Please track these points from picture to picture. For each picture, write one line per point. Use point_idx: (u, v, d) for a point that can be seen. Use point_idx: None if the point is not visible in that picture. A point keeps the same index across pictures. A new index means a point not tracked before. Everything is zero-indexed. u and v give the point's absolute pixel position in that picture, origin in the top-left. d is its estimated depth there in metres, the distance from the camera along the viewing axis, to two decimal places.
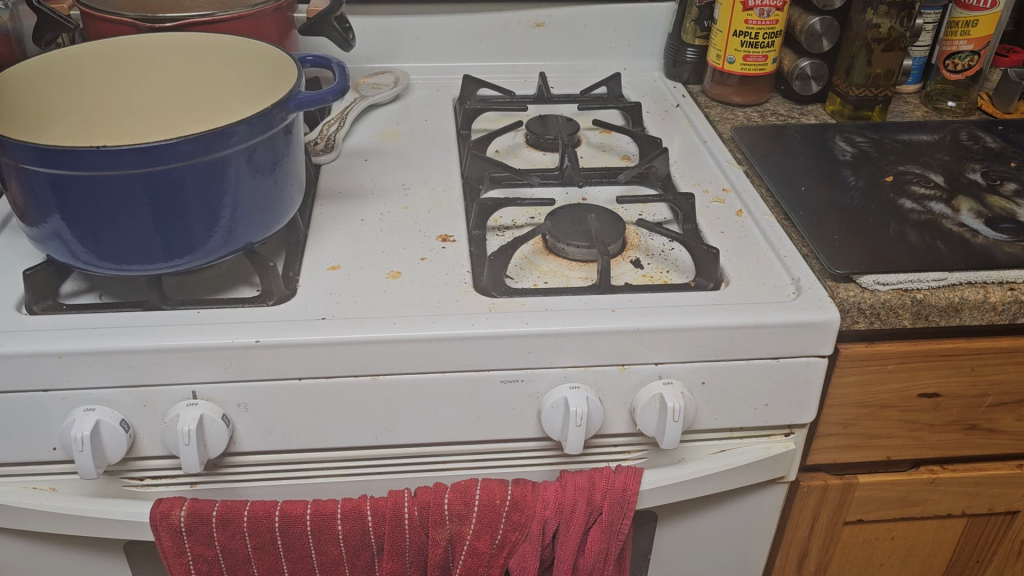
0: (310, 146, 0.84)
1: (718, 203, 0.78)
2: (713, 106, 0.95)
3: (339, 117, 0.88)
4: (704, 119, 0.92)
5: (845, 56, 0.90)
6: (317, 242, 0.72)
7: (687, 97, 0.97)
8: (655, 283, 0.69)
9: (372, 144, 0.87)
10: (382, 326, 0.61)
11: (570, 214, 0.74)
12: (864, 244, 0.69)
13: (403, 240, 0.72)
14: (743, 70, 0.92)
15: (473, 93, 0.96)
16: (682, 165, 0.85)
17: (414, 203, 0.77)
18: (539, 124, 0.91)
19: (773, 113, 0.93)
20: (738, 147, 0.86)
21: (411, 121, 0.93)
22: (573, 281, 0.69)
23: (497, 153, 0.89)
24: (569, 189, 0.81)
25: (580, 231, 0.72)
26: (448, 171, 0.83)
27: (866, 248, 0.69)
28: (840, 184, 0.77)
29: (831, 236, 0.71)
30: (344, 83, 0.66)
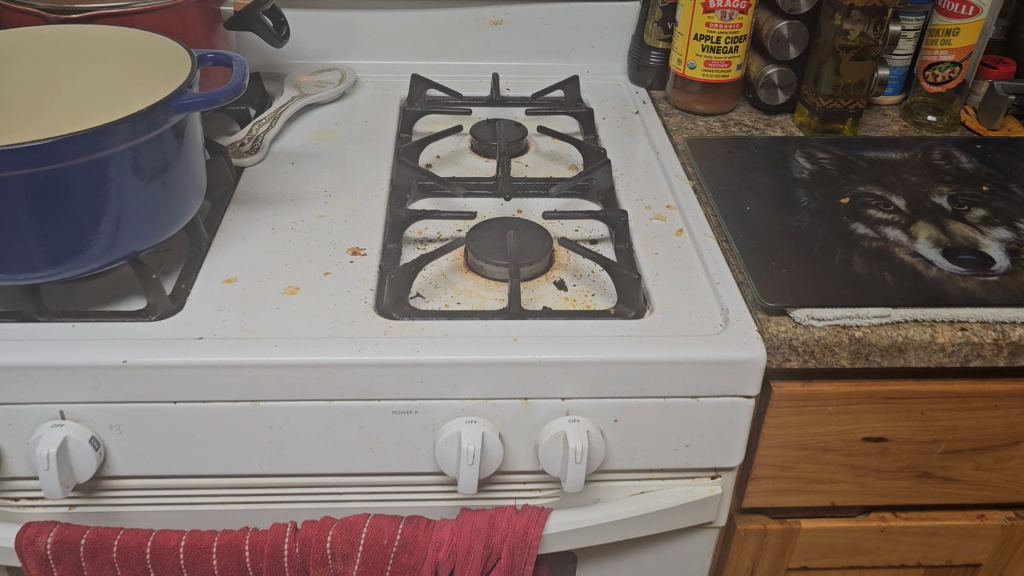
0: (235, 146, 0.79)
1: (658, 221, 0.73)
2: (674, 114, 0.90)
3: (273, 116, 0.84)
4: (662, 128, 0.87)
5: (813, 63, 0.84)
6: (220, 250, 0.67)
7: (649, 104, 0.92)
8: (575, 307, 0.65)
9: (300, 147, 0.82)
10: (262, 350, 0.56)
11: (493, 229, 0.70)
12: (804, 274, 0.63)
13: (311, 252, 0.67)
14: (705, 76, 0.86)
15: (420, 93, 0.91)
16: (628, 178, 0.79)
17: (331, 212, 0.72)
18: (484, 128, 0.86)
19: (737, 124, 0.87)
20: (688, 159, 0.80)
21: (352, 122, 0.88)
22: (488, 302, 0.65)
23: (436, 158, 0.84)
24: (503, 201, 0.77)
25: (502, 247, 0.67)
26: (376, 178, 0.78)
27: (806, 278, 0.63)
28: (791, 205, 0.71)
29: (771, 264, 0.65)
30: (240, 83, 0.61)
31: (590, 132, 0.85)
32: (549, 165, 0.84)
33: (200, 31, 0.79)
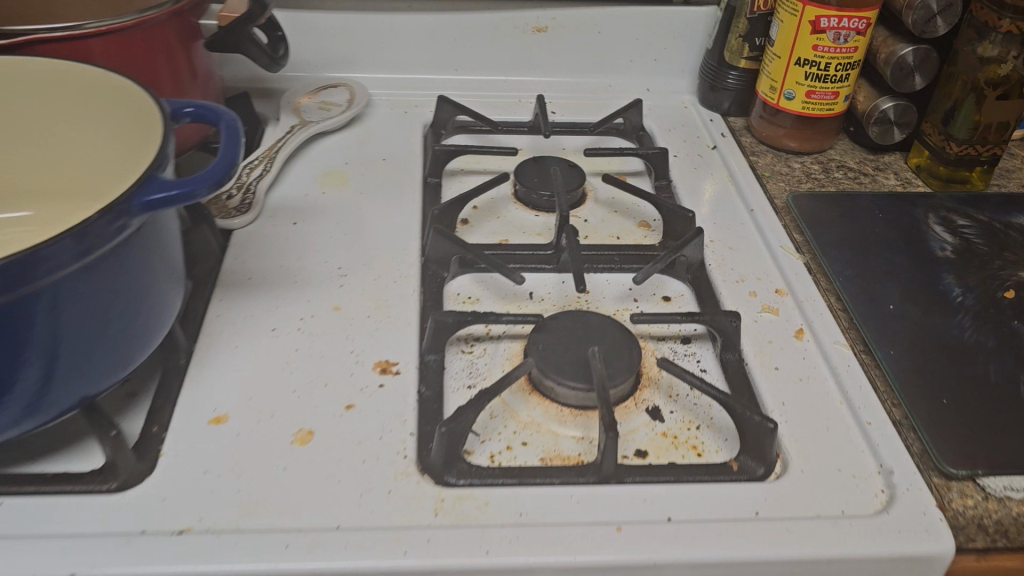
0: (220, 199, 0.62)
1: (769, 314, 0.57)
2: (761, 151, 0.73)
3: (267, 155, 0.66)
4: (749, 172, 0.70)
5: (944, 98, 0.67)
6: (202, 367, 0.51)
7: (728, 137, 0.75)
8: (677, 452, 0.49)
9: (301, 198, 0.65)
10: (267, 552, 0.40)
11: (564, 333, 0.53)
12: (981, 417, 0.48)
13: (326, 369, 0.51)
14: (805, 109, 0.69)
15: (448, 121, 0.74)
16: (719, 246, 0.63)
17: (350, 302, 0.56)
18: (533, 172, 0.69)
19: (839, 167, 0.71)
20: (796, 222, 0.64)
21: (364, 158, 0.71)
22: (564, 445, 0.49)
23: (474, 210, 0.67)
24: (566, 278, 0.61)
25: (579, 364, 0.51)
26: (402, 247, 0.61)
27: (983, 423, 0.48)
28: (941, 300, 0.56)
29: (935, 398, 0.49)
30: (232, 158, 0.44)
31: (662, 179, 0.69)
32: (616, 222, 0.67)
33: (174, 53, 0.61)
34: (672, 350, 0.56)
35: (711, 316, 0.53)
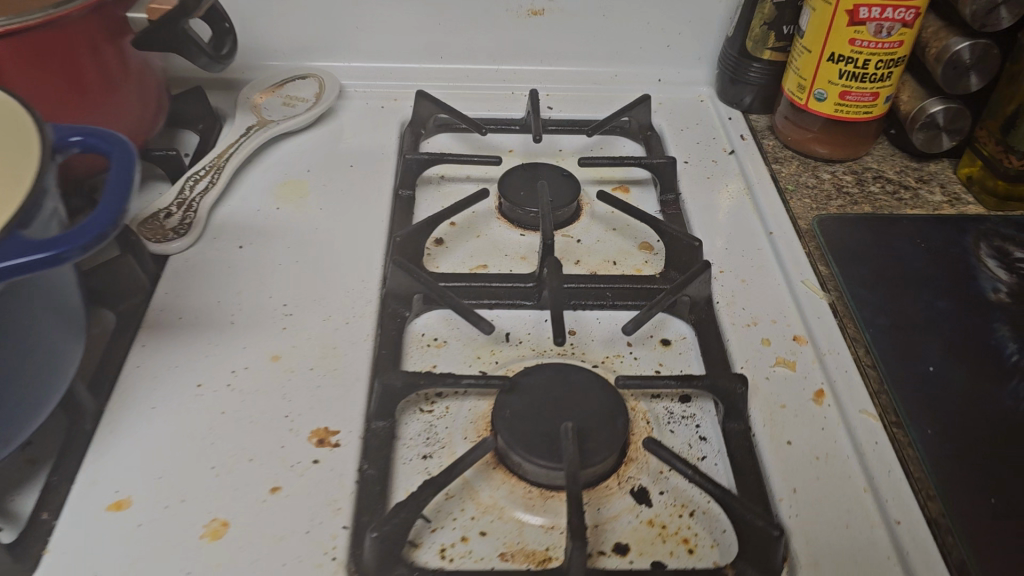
0: (157, 218, 0.54)
1: (784, 370, 0.48)
2: (785, 157, 0.63)
3: (215, 164, 0.58)
4: (770, 183, 0.60)
5: (1005, 103, 0.57)
6: (111, 434, 0.43)
7: (748, 139, 0.65)
8: (662, 547, 0.41)
9: (252, 216, 0.57)
10: None
11: (538, 395, 0.45)
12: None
13: (254, 438, 0.43)
14: (838, 111, 0.59)
15: (429, 118, 0.65)
16: (730, 278, 0.54)
17: (291, 350, 0.48)
18: (519, 182, 0.60)
19: (875, 179, 0.61)
20: (821, 249, 0.54)
21: (329, 162, 0.62)
22: (529, 536, 0.42)
23: (451, 227, 0.59)
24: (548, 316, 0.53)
25: (553, 437, 0.43)
26: (360, 276, 0.53)
27: None
28: (989, 361, 0.46)
29: (977, 497, 0.41)
30: (122, 191, 0.37)
31: (669, 192, 0.60)
32: (612, 244, 0.58)
33: (101, 51, 0.52)
34: (667, 411, 0.48)
35: (712, 379, 0.45)
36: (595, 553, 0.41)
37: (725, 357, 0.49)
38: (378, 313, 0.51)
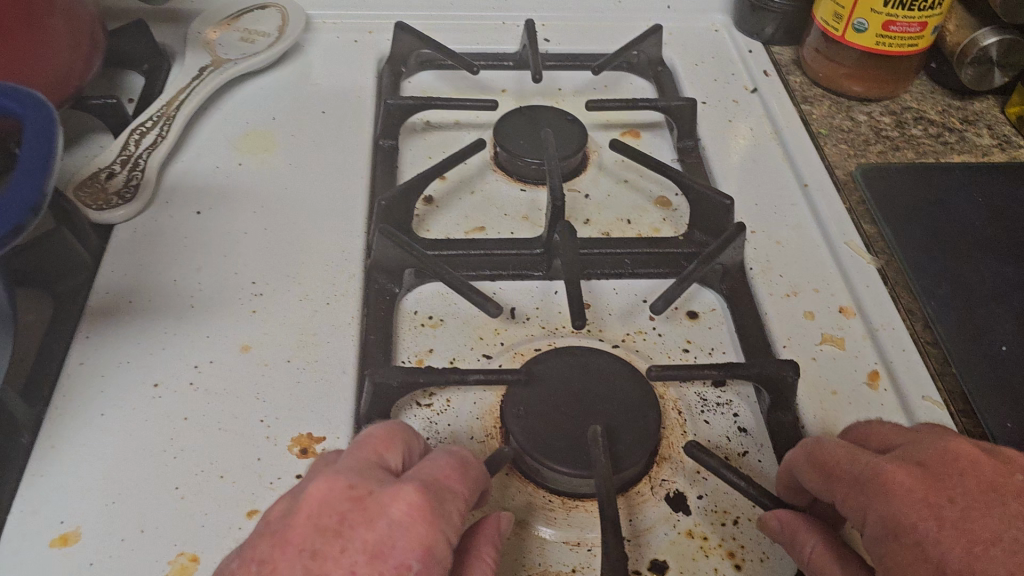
0: (99, 180, 0.46)
1: (832, 349, 0.42)
2: (814, 95, 0.56)
3: (164, 113, 0.50)
4: (800, 126, 0.53)
5: None
6: (53, 450, 0.36)
7: (772, 75, 0.57)
8: (706, 564, 0.36)
9: (211, 175, 0.49)
10: None
11: (556, 387, 0.39)
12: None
13: (225, 448, 0.37)
14: (880, 44, 0.52)
15: (410, 55, 0.57)
16: (763, 239, 0.47)
17: (266, 338, 0.41)
18: (517, 129, 0.53)
19: (916, 120, 0.55)
20: (865, 208, 0.48)
21: (296, 107, 0.54)
22: (552, 556, 0.36)
23: (442, 182, 0.52)
24: (558, 288, 0.46)
25: (576, 439, 0.37)
26: (339, 245, 0.45)
27: None
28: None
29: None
30: (40, 169, 0.29)
31: (688, 138, 0.53)
32: (625, 199, 0.52)
33: None
34: (700, 399, 0.42)
35: (759, 366, 0.39)
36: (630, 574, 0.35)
37: (765, 336, 0.42)
38: (363, 290, 0.44)
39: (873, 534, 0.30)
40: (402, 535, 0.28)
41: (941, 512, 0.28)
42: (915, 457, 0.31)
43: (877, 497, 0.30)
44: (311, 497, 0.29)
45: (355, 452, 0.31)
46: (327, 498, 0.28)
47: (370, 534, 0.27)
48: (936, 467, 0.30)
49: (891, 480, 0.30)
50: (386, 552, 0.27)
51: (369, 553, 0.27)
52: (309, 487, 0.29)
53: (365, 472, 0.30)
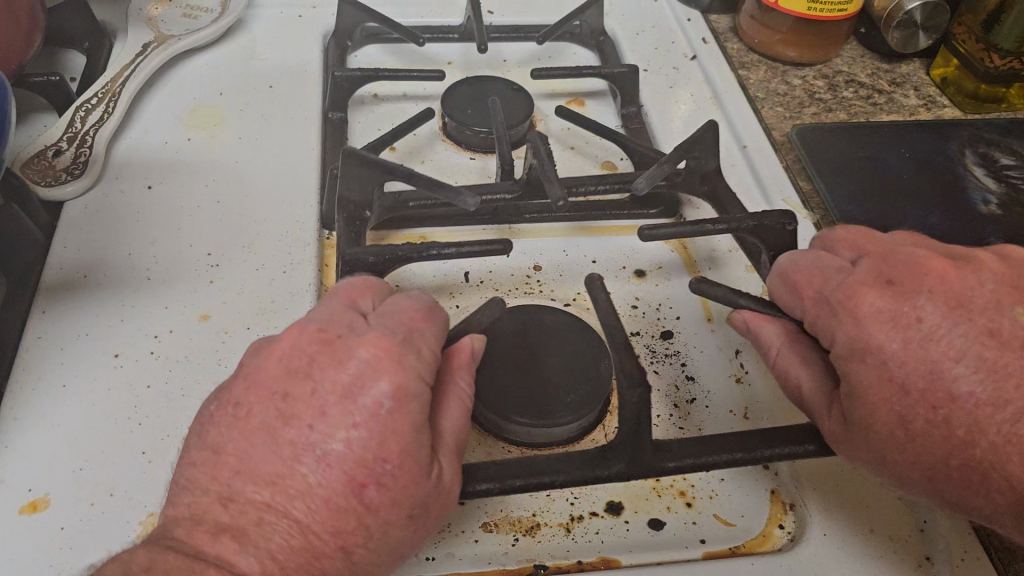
0: (46, 157, 0.46)
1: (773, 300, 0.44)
2: (751, 61, 0.58)
3: (109, 90, 0.50)
4: (738, 90, 0.55)
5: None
6: (15, 422, 0.36)
7: (710, 42, 0.59)
8: (658, 504, 0.38)
9: (160, 151, 0.49)
10: None
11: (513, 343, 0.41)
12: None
13: (189, 414, 0.37)
14: (811, 10, 0.54)
15: (355, 28, 0.57)
16: (705, 198, 0.49)
17: (224, 306, 0.42)
18: (465, 99, 0.53)
19: (847, 83, 0.57)
20: (799, 167, 0.51)
21: (242, 81, 0.54)
22: (513, 503, 0.37)
23: (392, 153, 0.53)
24: (511, 252, 0.48)
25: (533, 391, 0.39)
26: (294, 215, 0.46)
27: None
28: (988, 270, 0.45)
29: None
30: None
31: (632, 105, 0.54)
32: (572, 164, 0.53)
33: None
34: (650, 350, 0.44)
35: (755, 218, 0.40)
36: (585, 518, 0.37)
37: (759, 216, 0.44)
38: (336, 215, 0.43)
39: (841, 351, 0.34)
40: (367, 373, 0.29)
41: (909, 333, 0.32)
42: (895, 270, 0.34)
43: (848, 319, 0.34)
44: (281, 354, 0.31)
45: (331, 301, 0.34)
46: (297, 345, 0.31)
47: (340, 376, 0.29)
48: (905, 284, 0.34)
49: (864, 303, 0.34)
50: (354, 391, 0.29)
51: (338, 393, 0.29)
52: (279, 337, 0.31)
53: (337, 320, 0.32)
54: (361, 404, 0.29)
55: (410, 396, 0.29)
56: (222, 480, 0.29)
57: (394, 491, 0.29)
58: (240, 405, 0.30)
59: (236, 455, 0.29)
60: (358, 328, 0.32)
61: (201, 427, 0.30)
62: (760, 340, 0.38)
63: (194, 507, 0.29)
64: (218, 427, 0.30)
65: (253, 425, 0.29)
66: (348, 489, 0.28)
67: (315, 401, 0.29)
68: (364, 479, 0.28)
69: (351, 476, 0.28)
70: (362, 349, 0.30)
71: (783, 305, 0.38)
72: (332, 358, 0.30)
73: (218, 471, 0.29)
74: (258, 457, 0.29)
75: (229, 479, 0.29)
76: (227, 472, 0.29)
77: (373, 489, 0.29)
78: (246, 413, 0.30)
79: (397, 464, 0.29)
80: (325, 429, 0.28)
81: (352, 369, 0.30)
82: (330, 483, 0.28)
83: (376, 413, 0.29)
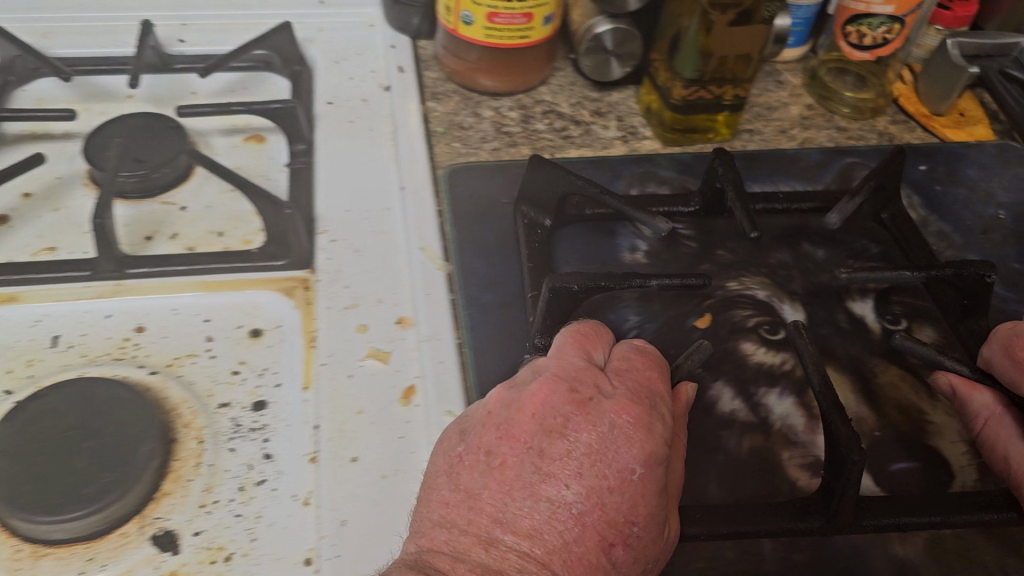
0: None
1: (375, 363, 0.40)
2: (448, 91, 0.54)
3: None
4: (417, 124, 0.51)
5: (670, 19, 0.50)
6: None
7: (407, 71, 0.55)
8: None
9: None
10: None
11: (47, 425, 0.37)
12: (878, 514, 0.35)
13: None
14: (490, 37, 0.50)
15: (15, 61, 0.53)
16: (341, 248, 0.45)
17: None
18: (111, 138, 0.49)
19: (546, 114, 0.53)
20: (452, 210, 0.47)
21: None
22: None
23: (25, 199, 0.48)
24: (112, 312, 0.43)
25: (47, 480, 0.35)
26: None
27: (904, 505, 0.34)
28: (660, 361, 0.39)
29: None
30: None
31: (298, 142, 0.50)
32: (225, 208, 0.49)
33: None
34: (233, 424, 0.39)
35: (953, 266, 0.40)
36: None
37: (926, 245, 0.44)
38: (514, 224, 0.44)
39: None
40: (621, 439, 0.32)
41: None
42: None
43: None
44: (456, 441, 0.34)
45: (565, 350, 0.36)
46: (551, 403, 0.33)
47: (594, 436, 0.32)
48: None
49: None
50: (607, 455, 0.32)
51: (591, 455, 0.32)
52: (529, 390, 0.34)
53: (579, 376, 0.34)
54: (614, 469, 0.32)
55: (657, 463, 0.32)
56: (481, 526, 0.31)
57: (637, 551, 0.31)
58: (494, 454, 0.32)
59: (493, 504, 0.31)
60: (605, 389, 0.34)
61: (451, 469, 0.33)
62: (966, 407, 0.37)
63: (454, 544, 0.31)
64: (470, 472, 0.32)
65: (508, 476, 0.32)
66: (599, 548, 0.31)
67: (571, 462, 0.32)
68: (613, 539, 0.31)
69: (602, 537, 0.31)
70: (599, 415, 0.33)
71: (998, 373, 0.37)
72: (586, 420, 0.33)
73: (474, 516, 0.31)
74: (516, 511, 0.31)
75: (486, 525, 0.31)
76: (485, 520, 0.31)
77: (618, 549, 0.31)
78: (500, 463, 0.32)
79: (642, 526, 0.31)
80: (580, 488, 0.31)
81: (604, 432, 0.32)
82: (583, 539, 0.31)
83: (628, 477, 0.31)
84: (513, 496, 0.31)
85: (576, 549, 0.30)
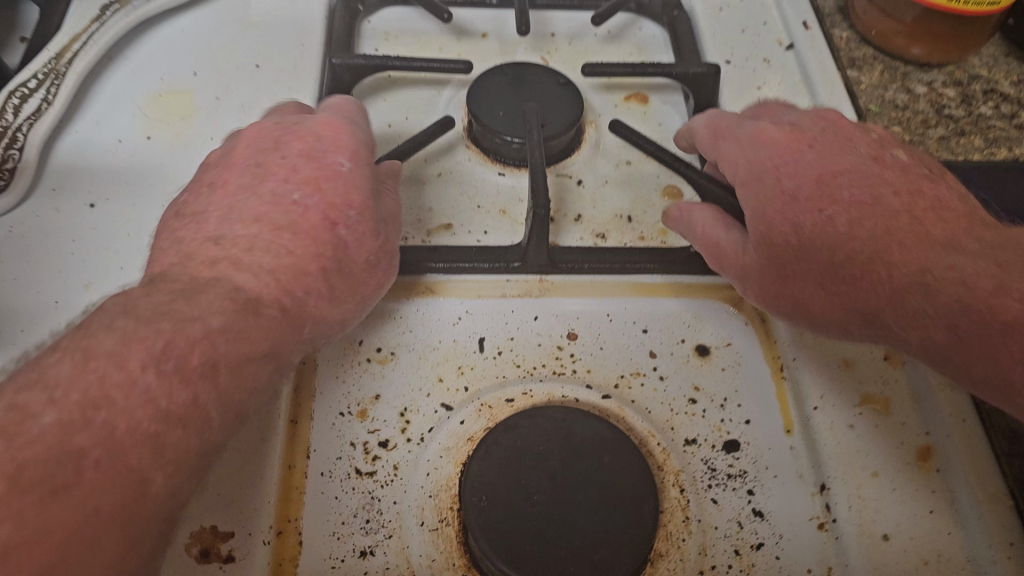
0: None
1: (873, 414, 0.34)
2: (865, 56, 0.46)
3: (53, 67, 0.38)
4: (846, 97, 0.43)
5: None
6: None
7: (813, 27, 0.47)
8: None
9: (112, 153, 0.39)
10: None
11: (529, 470, 0.31)
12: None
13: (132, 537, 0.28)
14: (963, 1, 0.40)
15: None
16: None
17: None
18: (497, 94, 0.42)
19: (986, 95, 0.45)
20: None
21: (223, 56, 0.43)
22: None
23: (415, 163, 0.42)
24: (538, 312, 0.37)
25: (552, 542, 0.30)
26: None
27: None
28: None
29: None
30: None
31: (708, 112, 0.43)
32: (625, 187, 0.42)
33: None
34: (708, 468, 0.34)
35: None
36: None
37: None
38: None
39: None
40: (340, 183, 0.33)
41: None
42: None
43: None
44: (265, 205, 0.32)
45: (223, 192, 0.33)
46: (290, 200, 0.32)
47: (291, 180, 0.33)
48: None
49: None
50: (318, 155, 0.34)
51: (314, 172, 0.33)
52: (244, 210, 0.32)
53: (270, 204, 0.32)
54: (323, 162, 0.34)
55: (363, 163, 0.34)
56: (279, 195, 0.32)
57: (359, 234, 0.32)
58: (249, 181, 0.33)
59: (276, 224, 0.31)
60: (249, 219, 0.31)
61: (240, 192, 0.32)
62: None
63: (290, 217, 0.32)
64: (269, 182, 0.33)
65: (277, 161, 0.34)
66: (322, 225, 0.32)
67: (286, 168, 0.33)
68: (334, 219, 0.32)
69: (318, 244, 0.31)
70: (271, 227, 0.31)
71: None
72: (307, 170, 0.33)
73: (291, 212, 0.32)
74: (251, 199, 0.32)
75: (219, 222, 0.31)
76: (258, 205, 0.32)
77: (341, 228, 0.32)
78: (223, 184, 0.33)
79: (359, 212, 0.33)
80: (290, 181, 0.33)
81: (319, 166, 0.33)
82: (306, 221, 0.32)
83: (305, 204, 0.32)
84: (313, 183, 0.33)
85: (299, 226, 0.31)
